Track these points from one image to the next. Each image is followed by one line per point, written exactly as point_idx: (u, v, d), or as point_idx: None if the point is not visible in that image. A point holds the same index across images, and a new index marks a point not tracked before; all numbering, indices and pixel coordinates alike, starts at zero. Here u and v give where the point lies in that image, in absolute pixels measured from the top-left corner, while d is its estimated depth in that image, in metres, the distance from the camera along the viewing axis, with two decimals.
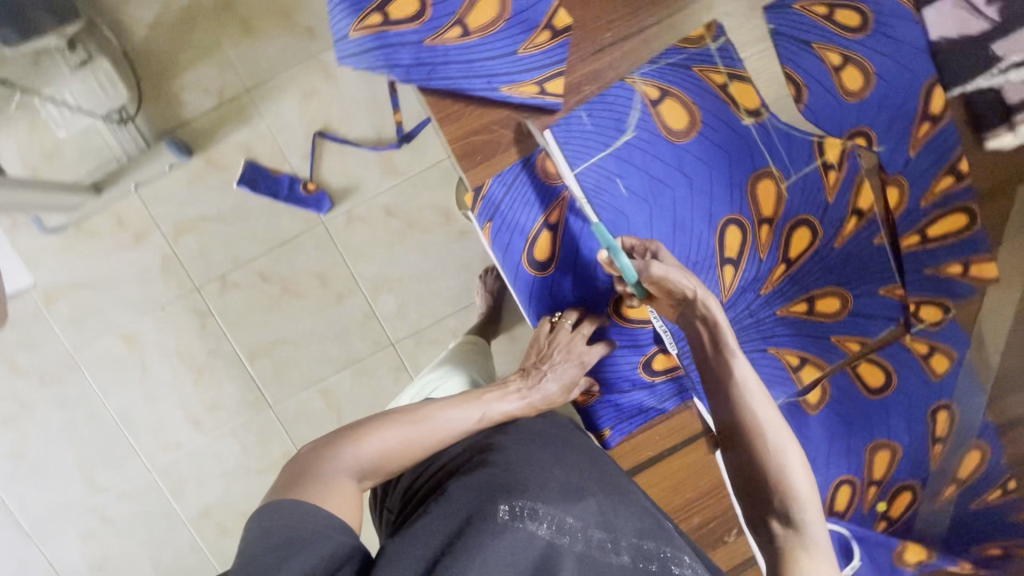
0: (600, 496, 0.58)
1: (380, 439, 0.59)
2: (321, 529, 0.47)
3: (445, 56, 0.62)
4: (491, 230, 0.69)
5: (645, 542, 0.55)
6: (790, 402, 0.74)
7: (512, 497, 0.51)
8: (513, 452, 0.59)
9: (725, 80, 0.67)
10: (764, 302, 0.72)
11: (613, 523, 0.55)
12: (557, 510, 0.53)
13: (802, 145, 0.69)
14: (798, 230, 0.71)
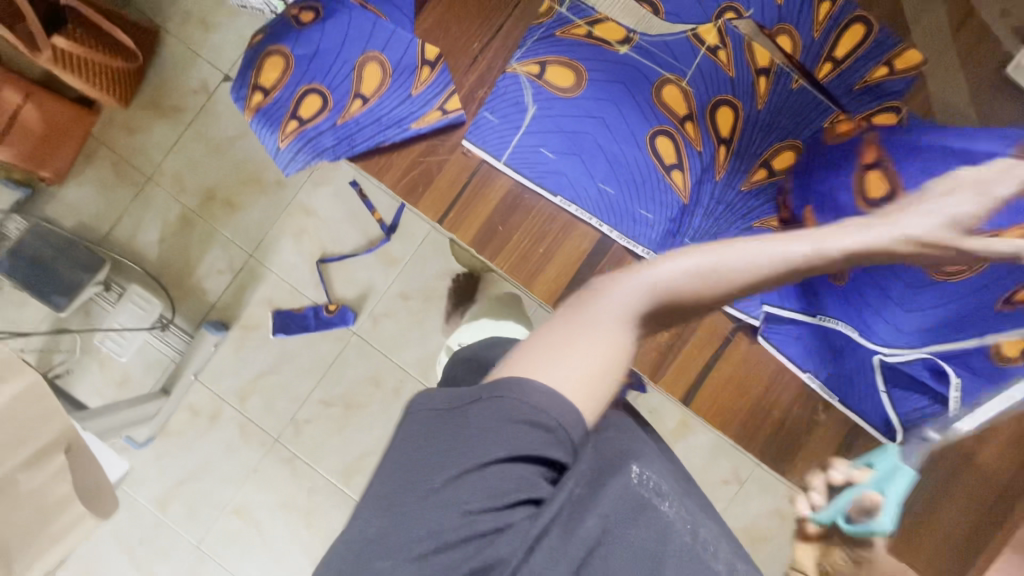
0: (697, 503, 0.55)
1: (590, 336, 0.49)
2: (539, 411, 0.46)
3: (358, 125, 0.73)
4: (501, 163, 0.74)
5: (739, 561, 0.51)
6: None
7: (643, 467, 0.51)
8: (622, 421, 0.58)
9: (587, 29, 0.75)
10: (726, 186, 0.73)
11: (707, 523, 0.52)
12: (677, 498, 0.51)
13: (682, 44, 0.74)
14: (720, 111, 0.74)
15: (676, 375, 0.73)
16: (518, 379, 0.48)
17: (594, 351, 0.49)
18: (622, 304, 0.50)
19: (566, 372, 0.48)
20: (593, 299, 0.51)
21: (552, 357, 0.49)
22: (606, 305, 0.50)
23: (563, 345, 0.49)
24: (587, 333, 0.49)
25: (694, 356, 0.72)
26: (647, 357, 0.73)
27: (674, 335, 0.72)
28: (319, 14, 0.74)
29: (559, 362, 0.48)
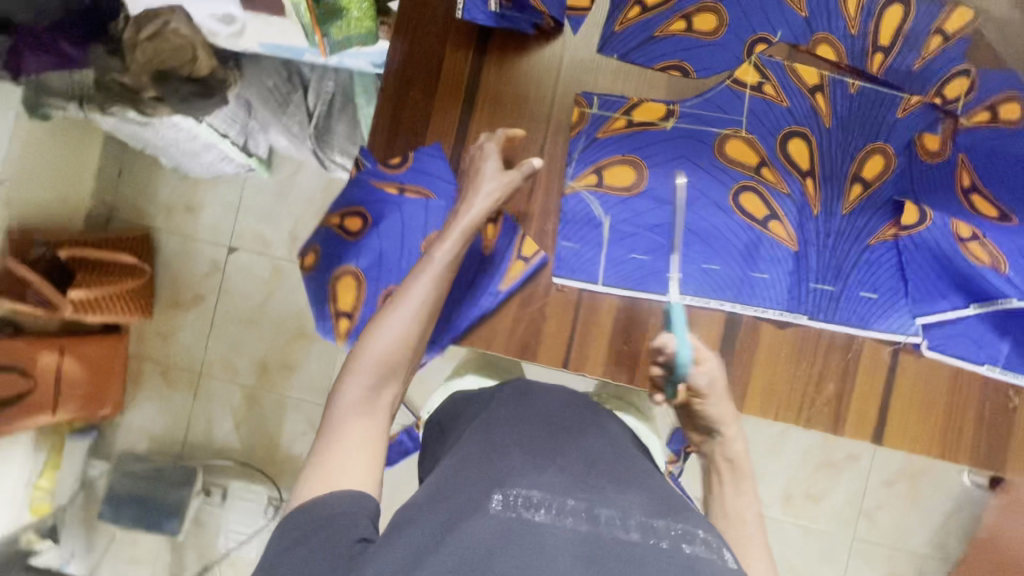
0: (610, 478, 0.51)
1: (372, 409, 0.54)
2: (347, 515, 0.44)
3: (450, 306, 0.71)
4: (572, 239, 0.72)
5: (654, 520, 0.46)
6: (928, 264, 0.67)
7: (504, 488, 0.46)
8: (510, 440, 0.54)
9: (627, 119, 0.71)
10: (828, 215, 0.70)
11: (619, 499, 0.48)
12: (554, 493, 0.46)
13: (725, 94, 0.70)
14: (791, 144, 0.70)
15: (859, 415, 0.70)
16: (308, 462, 0.50)
17: (353, 460, 0.49)
18: (383, 355, 0.56)
19: (335, 476, 0.48)
20: (352, 372, 0.55)
21: (322, 442, 0.51)
22: (351, 384, 0.55)
23: (332, 446, 0.50)
24: (361, 421, 0.53)
25: (870, 389, 0.70)
26: (822, 416, 0.70)
27: (838, 384, 0.70)
28: (366, 217, 0.72)
29: (321, 468, 0.49)
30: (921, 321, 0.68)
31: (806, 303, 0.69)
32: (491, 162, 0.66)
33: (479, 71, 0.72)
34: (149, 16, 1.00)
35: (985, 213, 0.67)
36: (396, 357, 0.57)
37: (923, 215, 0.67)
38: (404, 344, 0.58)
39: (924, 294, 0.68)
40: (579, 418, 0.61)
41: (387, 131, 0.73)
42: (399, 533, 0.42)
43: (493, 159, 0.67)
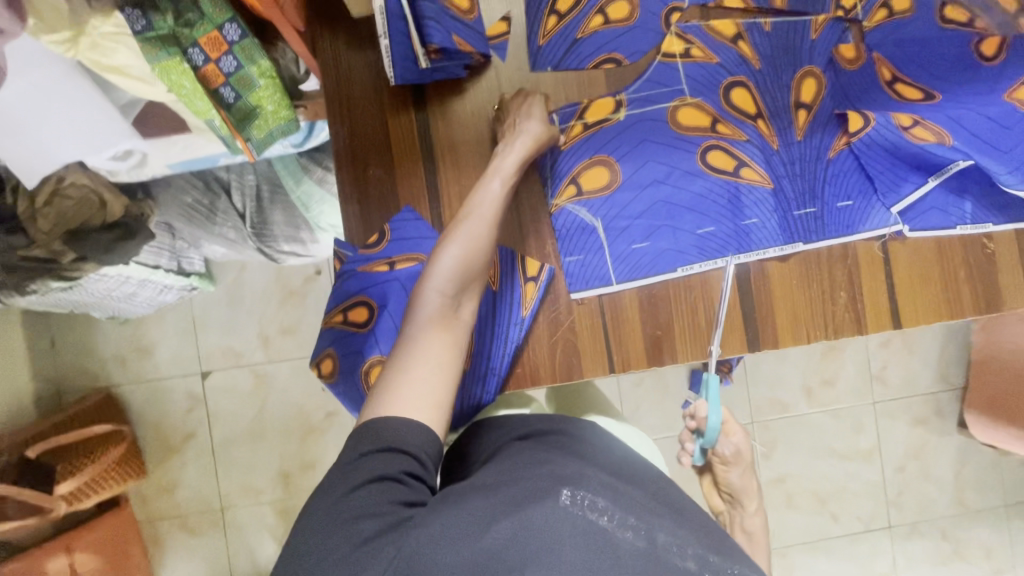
0: (660, 499, 0.52)
1: (450, 322, 0.56)
2: (418, 447, 0.49)
3: (482, 355, 0.70)
4: (574, 253, 0.73)
5: (712, 556, 0.47)
6: (886, 158, 0.72)
7: (573, 485, 0.46)
8: (571, 458, 0.52)
9: (582, 122, 0.74)
10: (787, 145, 0.74)
11: (678, 529, 0.48)
12: (618, 505, 0.46)
13: (660, 70, 0.74)
14: (734, 94, 0.74)
15: (875, 308, 0.75)
16: (387, 376, 0.52)
17: (433, 375, 0.52)
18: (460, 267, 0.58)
19: (414, 393, 0.51)
20: (428, 288, 0.57)
21: (402, 350, 0.54)
22: (431, 292, 0.56)
23: (413, 358, 0.53)
24: (437, 331, 0.55)
25: (876, 282, 0.75)
26: (846, 322, 0.75)
27: (848, 291, 0.75)
28: (370, 303, 0.69)
29: (401, 381, 0.52)
30: (897, 210, 0.73)
31: (796, 229, 0.74)
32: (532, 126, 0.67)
33: (426, 124, 0.71)
34: (40, 181, 0.99)
35: (909, 96, 0.71)
36: (472, 272, 0.58)
37: (867, 118, 0.70)
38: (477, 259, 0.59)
39: (892, 184, 0.73)
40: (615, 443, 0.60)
41: (357, 214, 0.71)
42: (457, 509, 0.44)
43: (540, 101, 0.69)
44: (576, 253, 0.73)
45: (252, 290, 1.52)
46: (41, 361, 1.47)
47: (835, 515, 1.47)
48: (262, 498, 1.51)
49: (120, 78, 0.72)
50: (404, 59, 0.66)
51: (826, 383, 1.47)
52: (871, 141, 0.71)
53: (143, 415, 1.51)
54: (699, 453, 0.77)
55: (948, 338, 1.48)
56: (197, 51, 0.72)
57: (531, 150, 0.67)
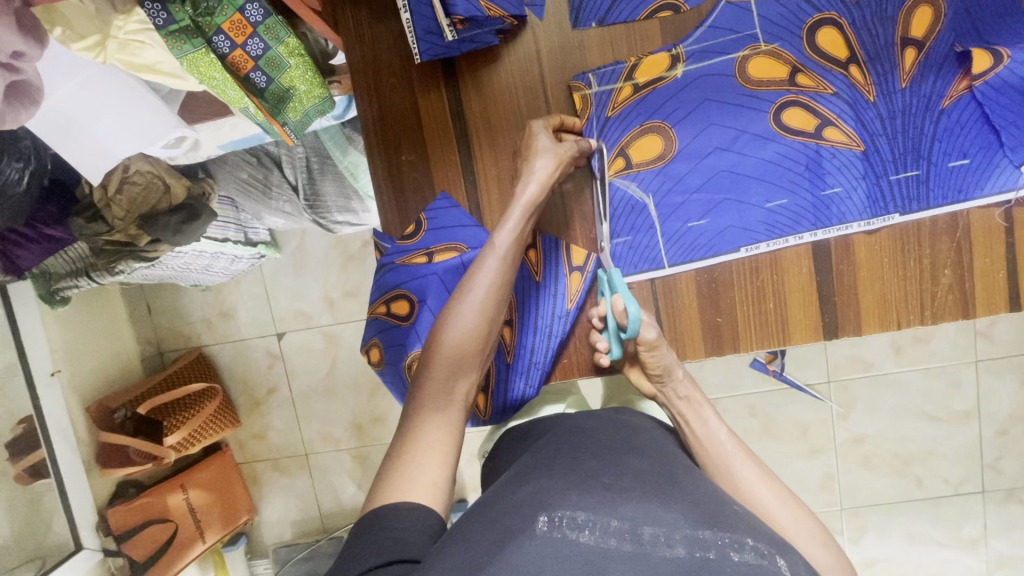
0: (652, 483, 0.49)
1: (448, 403, 0.56)
2: (403, 534, 0.46)
3: (526, 347, 0.67)
4: (625, 235, 0.67)
5: (701, 530, 0.43)
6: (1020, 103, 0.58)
7: (548, 508, 0.45)
8: (561, 470, 0.50)
9: (632, 83, 0.64)
10: (886, 95, 0.61)
11: (664, 513, 0.45)
12: (598, 511, 0.45)
13: (728, 12, 0.62)
14: (822, 36, 0.61)
15: (988, 287, 0.64)
16: (388, 461, 0.53)
17: (427, 464, 0.52)
18: (456, 344, 0.56)
19: (410, 480, 0.51)
20: (432, 362, 0.56)
21: (400, 438, 0.54)
22: (429, 374, 0.56)
23: (409, 446, 0.53)
24: (434, 416, 0.55)
25: (992, 257, 0.63)
26: (950, 305, 0.65)
27: (955, 270, 0.64)
28: (410, 297, 0.67)
29: (397, 467, 0.52)
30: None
31: (892, 196, 0.62)
32: (541, 137, 0.62)
33: (459, 101, 0.66)
34: (108, 173, 1.03)
35: None
36: (470, 348, 0.56)
37: (997, 54, 0.57)
38: (478, 332, 0.57)
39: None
40: (626, 436, 0.57)
41: (393, 203, 0.68)
42: (449, 546, 0.44)
43: (544, 134, 0.62)
44: (625, 234, 0.67)
45: (314, 255, 1.58)
46: (142, 325, 1.64)
47: (919, 479, 1.37)
48: (339, 446, 1.63)
49: (154, 75, 0.71)
50: (426, 30, 0.60)
51: (918, 340, 1.32)
52: (1001, 82, 0.58)
53: (230, 371, 1.66)
54: (614, 347, 0.65)
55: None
56: (221, 38, 0.69)
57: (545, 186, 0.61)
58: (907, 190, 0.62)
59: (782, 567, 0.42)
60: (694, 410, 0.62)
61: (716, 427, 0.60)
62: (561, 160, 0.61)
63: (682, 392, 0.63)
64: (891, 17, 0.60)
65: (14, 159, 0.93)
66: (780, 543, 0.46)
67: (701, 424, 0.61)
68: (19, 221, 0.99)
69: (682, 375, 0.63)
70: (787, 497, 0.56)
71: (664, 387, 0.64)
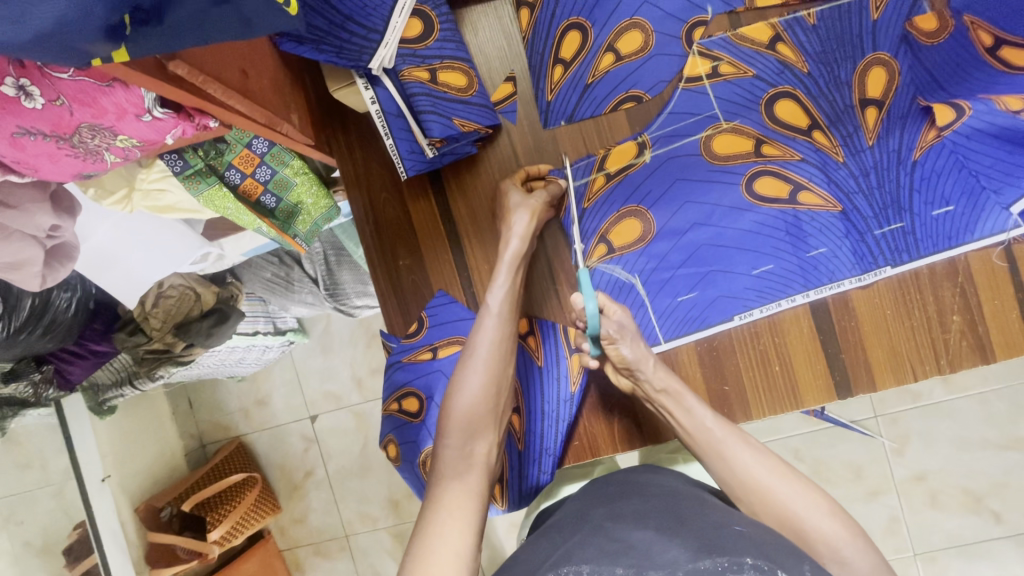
0: (657, 522, 0.49)
1: (467, 468, 0.58)
2: None
3: (535, 433, 0.68)
4: None
5: (701, 561, 0.42)
6: (991, 147, 0.58)
7: (555, 569, 0.45)
8: (572, 538, 0.50)
9: (603, 171, 0.67)
10: (853, 154, 0.63)
11: (664, 553, 0.43)
12: (601, 563, 0.44)
13: (686, 97, 0.65)
14: (783, 108, 0.64)
15: (1003, 328, 0.62)
16: (412, 534, 0.53)
17: (444, 532, 0.51)
18: (466, 411, 0.59)
19: (433, 550, 0.50)
20: (445, 430, 0.59)
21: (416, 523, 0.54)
22: (444, 443, 0.58)
23: (429, 520, 0.53)
24: (454, 486, 0.56)
25: (1000, 301, 0.61)
26: (966, 351, 0.62)
27: (963, 314, 0.62)
28: (419, 394, 0.69)
29: (421, 541, 0.51)
30: (1016, 209, 0.59)
31: (877, 244, 0.63)
32: (514, 192, 0.65)
33: (447, 204, 0.70)
34: (144, 291, 1.12)
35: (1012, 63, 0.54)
36: (481, 410, 0.60)
37: (959, 106, 0.57)
38: (486, 395, 0.60)
39: (1005, 177, 0.58)
40: (639, 486, 0.58)
41: (395, 304, 0.72)
42: None
43: (516, 191, 0.65)
44: None
45: (340, 336, 1.64)
46: (184, 420, 1.71)
47: (997, 514, 1.26)
48: (378, 525, 1.63)
49: (174, 214, 0.78)
50: (411, 150, 0.64)
51: None
52: (971, 130, 0.58)
53: (268, 457, 1.70)
54: (591, 347, 0.62)
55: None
56: (233, 171, 0.77)
57: (526, 241, 0.64)
58: (894, 239, 0.62)
59: None
60: (676, 400, 0.60)
61: (701, 415, 0.59)
62: (536, 215, 0.64)
63: (659, 385, 0.60)
64: (843, 83, 0.63)
65: (63, 290, 1.02)
66: (787, 560, 0.43)
67: (686, 414, 0.60)
68: (69, 340, 1.09)
69: (656, 366, 0.60)
70: (784, 469, 0.56)
71: (639, 380, 0.61)
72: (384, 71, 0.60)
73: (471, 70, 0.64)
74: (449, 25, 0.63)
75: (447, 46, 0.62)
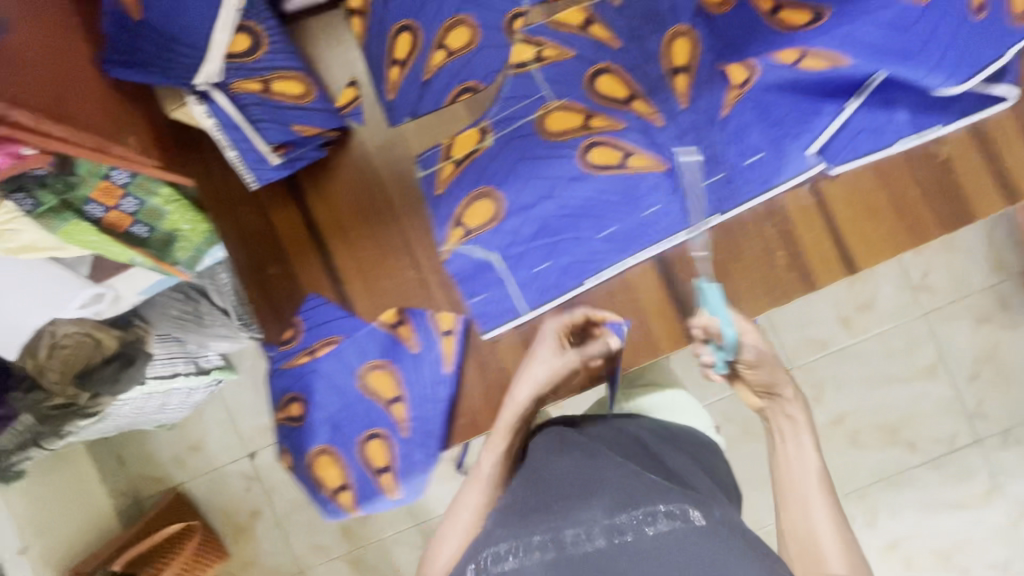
0: (576, 479, 0.53)
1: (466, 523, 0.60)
2: None
3: (418, 418, 0.71)
4: (484, 292, 0.70)
5: (617, 516, 0.46)
6: (786, 99, 0.63)
7: (478, 552, 0.49)
8: (500, 514, 0.54)
9: (451, 160, 0.70)
10: (673, 116, 0.67)
11: (582, 512, 0.48)
12: (520, 537, 0.48)
13: (516, 83, 0.69)
14: (604, 80, 0.68)
15: (822, 255, 0.69)
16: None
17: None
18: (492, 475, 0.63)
19: None
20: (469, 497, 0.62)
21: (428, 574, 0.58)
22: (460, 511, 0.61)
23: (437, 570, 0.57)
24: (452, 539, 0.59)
25: (814, 232, 0.69)
26: (794, 282, 0.69)
27: (787, 248, 0.69)
28: (300, 398, 0.71)
29: None
30: (812, 150, 0.66)
31: (708, 197, 0.67)
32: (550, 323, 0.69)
33: (306, 208, 0.71)
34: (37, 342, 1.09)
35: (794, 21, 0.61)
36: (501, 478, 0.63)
37: (750, 66, 0.61)
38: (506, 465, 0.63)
39: (801, 122, 0.64)
40: (563, 436, 0.61)
41: (268, 314, 0.72)
42: None
43: (554, 329, 0.68)
44: (485, 292, 0.70)
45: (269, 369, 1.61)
46: (112, 476, 1.63)
47: (913, 444, 1.28)
48: (332, 554, 1.60)
49: (33, 254, 0.64)
50: (256, 159, 0.66)
51: (863, 308, 1.28)
52: (765, 85, 0.62)
53: (210, 501, 1.64)
54: (720, 360, 0.66)
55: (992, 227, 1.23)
56: (91, 204, 0.64)
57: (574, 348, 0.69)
58: (720, 188, 0.67)
59: (693, 522, 0.45)
60: (793, 428, 0.64)
61: (807, 458, 0.61)
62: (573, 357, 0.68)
63: (788, 410, 0.65)
64: (652, 53, 0.68)
65: None
66: (700, 498, 0.49)
67: (791, 456, 0.62)
68: None
69: (790, 394, 0.66)
70: (838, 519, 0.57)
71: (773, 401, 0.66)
72: (214, 86, 0.61)
73: (308, 78, 0.67)
74: (280, 41, 0.65)
75: (278, 57, 0.65)
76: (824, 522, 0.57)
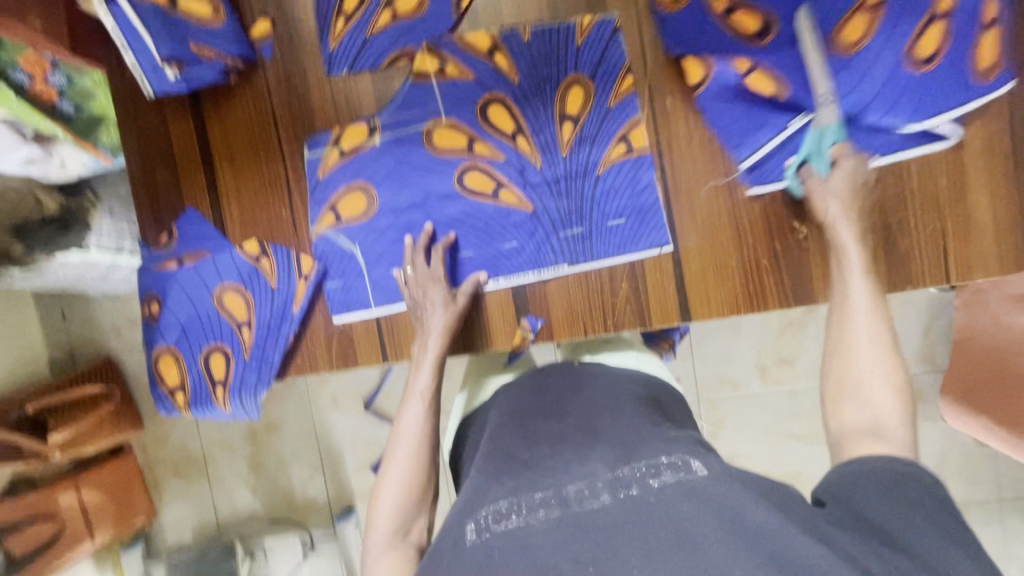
0: (571, 444, 0.54)
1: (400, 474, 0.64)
2: None
3: (258, 347, 0.76)
4: (339, 281, 0.75)
5: (620, 470, 0.48)
6: (739, 107, 0.67)
7: (473, 513, 0.48)
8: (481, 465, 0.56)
9: (338, 150, 0.73)
10: (550, 163, 0.71)
11: (585, 469, 0.49)
12: (520, 494, 0.48)
13: (413, 91, 0.72)
14: (494, 109, 0.71)
15: (661, 301, 0.71)
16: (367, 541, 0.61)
17: None
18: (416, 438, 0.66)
19: None
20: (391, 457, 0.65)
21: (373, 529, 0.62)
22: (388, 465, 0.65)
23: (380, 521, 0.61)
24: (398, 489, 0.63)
25: (661, 280, 0.71)
26: (628, 315, 0.72)
27: (631, 283, 0.71)
28: (157, 295, 0.79)
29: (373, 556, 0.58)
30: (746, 164, 0.68)
31: (563, 230, 0.71)
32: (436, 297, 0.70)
33: (204, 127, 0.75)
34: None
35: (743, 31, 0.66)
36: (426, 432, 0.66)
37: (705, 65, 0.66)
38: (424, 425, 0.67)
39: (739, 136, 0.68)
40: (556, 391, 0.65)
41: (149, 214, 0.77)
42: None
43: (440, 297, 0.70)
44: (340, 282, 0.75)
45: None
46: (54, 330, 1.52)
47: None
48: (235, 452, 1.47)
49: None
50: (153, 69, 0.70)
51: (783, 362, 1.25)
52: (717, 90, 0.67)
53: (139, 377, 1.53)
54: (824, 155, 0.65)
55: (934, 314, 1.16)
56: (20, 73, 0.70)
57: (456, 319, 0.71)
58: (577, 235, 0.71)
59: (696, 468, 0.46)
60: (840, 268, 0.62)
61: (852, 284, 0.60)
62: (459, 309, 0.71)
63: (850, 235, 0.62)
64: (545, 101, 0.70)
65: None
66: (698, 451, 0.50)
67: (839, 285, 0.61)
68: None
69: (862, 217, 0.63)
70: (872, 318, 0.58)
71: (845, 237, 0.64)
72: None
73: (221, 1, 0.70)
74: None
75: None
76: (862, 326, 0.58)
